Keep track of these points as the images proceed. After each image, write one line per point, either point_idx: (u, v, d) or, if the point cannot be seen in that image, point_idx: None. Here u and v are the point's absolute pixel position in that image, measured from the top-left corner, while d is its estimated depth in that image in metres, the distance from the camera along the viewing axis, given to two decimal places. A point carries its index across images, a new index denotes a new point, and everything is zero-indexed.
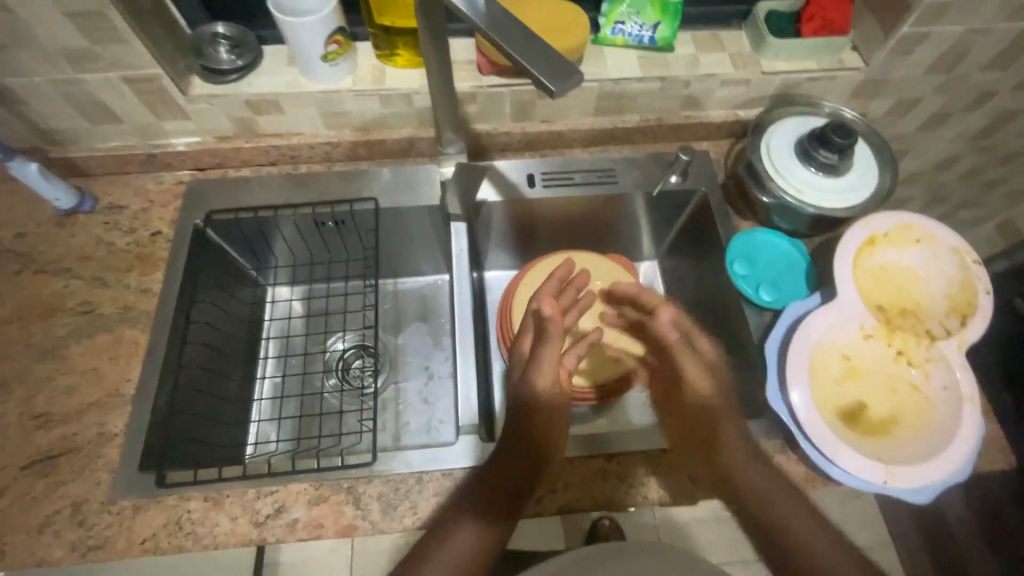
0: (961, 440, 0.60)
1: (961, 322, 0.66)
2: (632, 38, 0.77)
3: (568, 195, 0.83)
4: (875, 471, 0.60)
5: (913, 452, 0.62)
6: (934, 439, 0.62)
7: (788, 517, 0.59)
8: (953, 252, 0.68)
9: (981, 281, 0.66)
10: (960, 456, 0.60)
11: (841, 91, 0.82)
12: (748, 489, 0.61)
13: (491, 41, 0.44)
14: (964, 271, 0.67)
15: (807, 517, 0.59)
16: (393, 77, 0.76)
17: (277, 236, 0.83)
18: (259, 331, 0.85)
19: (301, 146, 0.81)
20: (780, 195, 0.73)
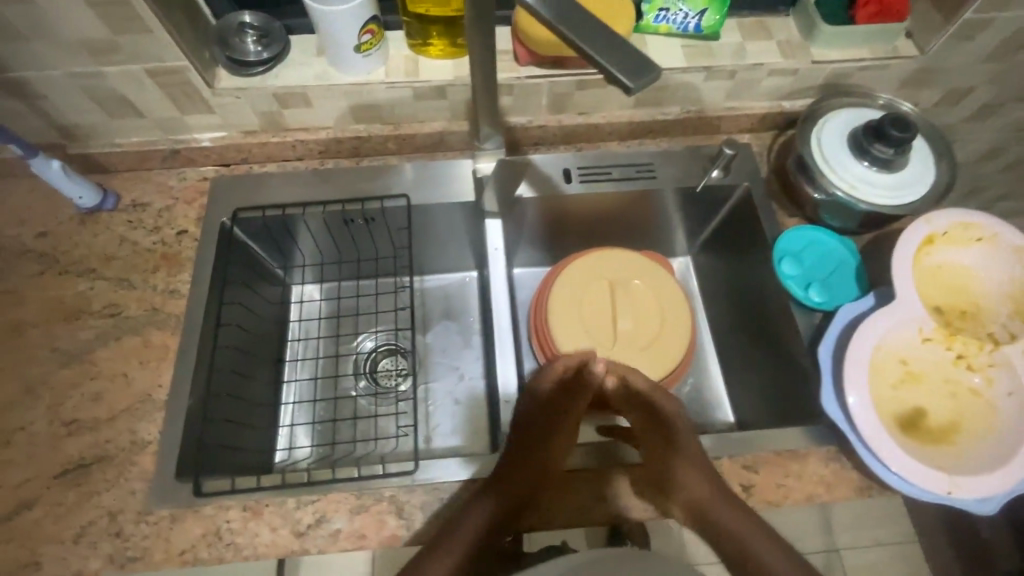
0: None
1: None
2: (676, 27, 0.74)
3: (606, 191, 0.80)
4: (941, 481, 0.57)
5: (975, 460, 0.60)
6: (999, 446, 0.60)
7: (752, 545, 0.55)
8: (1015, 251, 0.66)
9: None
10: None
11: (892, 81, 0.79)
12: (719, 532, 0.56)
13: (558, 32, 0.41)
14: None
15: (772, 549, 0.55)
16: (426, 69, 0.73)
17: (305, 234, 0.80)
18: (287, 332, 0.83)
19: (328, 140, 0.78)
20: (832, 192, 0.70)
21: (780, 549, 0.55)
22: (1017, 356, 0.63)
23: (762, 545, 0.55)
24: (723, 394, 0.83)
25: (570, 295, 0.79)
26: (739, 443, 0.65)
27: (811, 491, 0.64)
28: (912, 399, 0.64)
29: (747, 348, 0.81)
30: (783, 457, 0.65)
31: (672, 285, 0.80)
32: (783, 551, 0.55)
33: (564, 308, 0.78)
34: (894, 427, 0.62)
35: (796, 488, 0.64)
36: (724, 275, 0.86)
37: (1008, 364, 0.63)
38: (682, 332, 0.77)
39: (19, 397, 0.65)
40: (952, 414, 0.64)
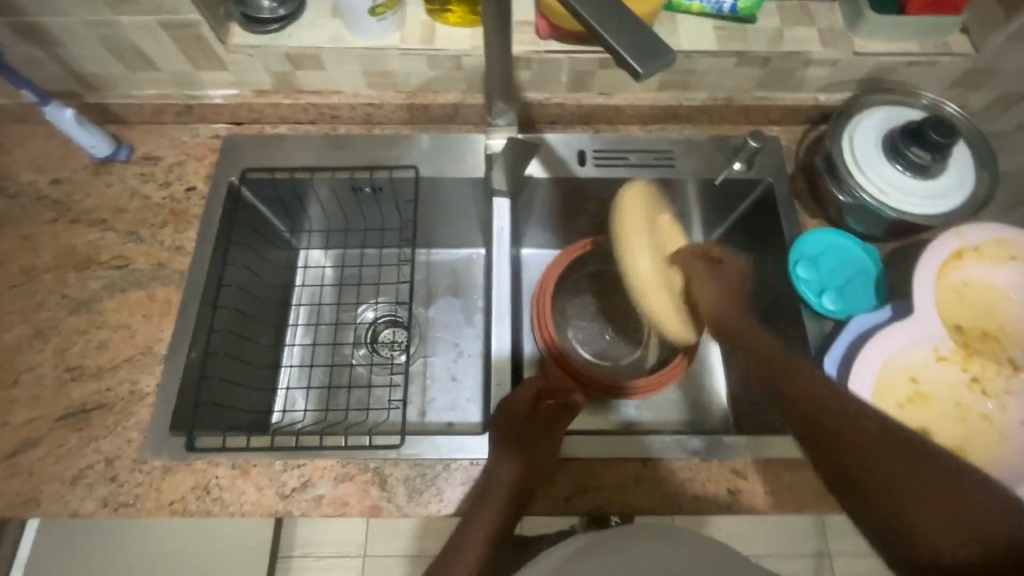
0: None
1: None
2: (710, 6, 0.69)
3: (620, 176, 0.77)
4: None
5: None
6: (1004, 475, 0.58)
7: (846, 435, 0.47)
8: None
9: None
10: None
11: (940, 80, 0.73)
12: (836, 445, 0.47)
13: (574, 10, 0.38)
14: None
15: (850, 442, 0.47)
16: (443, 37, 0.70)
17: (312, 199, 0.80)
18: (290, 297, 0.84)
19: (341, 105, 0.77)
20: (858, 195, 0.66)
21: (854, 445, 0.46)
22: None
23: (842, 438, 0.47)
24: (721, 394, 0.82)
25: (645, 227, 0.62)
26: (730, 447, 0.64)
27: (799, 503, 0.62)
28: (923, 419, 0.61)
29: None
30: (776, 466, 0.63)
31: None
32: (855, 444, 0.46)
33: (641, 243, 0.61)
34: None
35: (785, 498, 0.62)
36: None
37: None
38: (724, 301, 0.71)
39: (28, 339, 0.68)
40: (962, 438, 0.61)
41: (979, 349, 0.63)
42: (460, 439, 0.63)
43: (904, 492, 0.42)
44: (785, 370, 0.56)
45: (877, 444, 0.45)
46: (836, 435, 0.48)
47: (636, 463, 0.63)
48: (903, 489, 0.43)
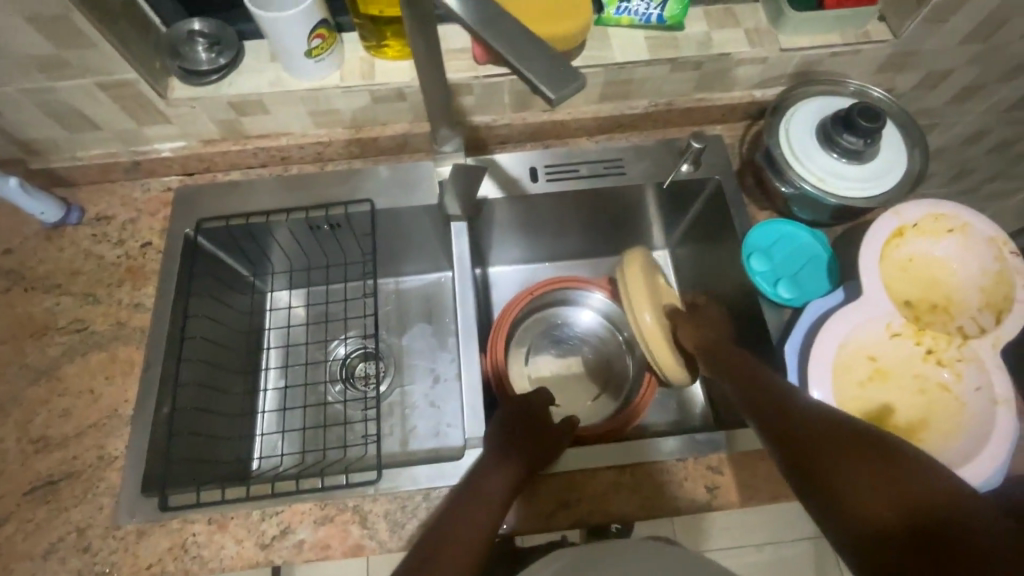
0: (994, 446, 0.56)
1: (997, 319, 0.62)
2: (638, 18, 0.71)
3: (573, 188, 0.79)
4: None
5: (937, 455, 0.59)
6: (964, 443, 0.59)
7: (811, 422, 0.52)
8: (989, 242, 0.64)
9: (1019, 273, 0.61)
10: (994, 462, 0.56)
11: (866, 67, 0.76)
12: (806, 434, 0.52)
13: (490, 46, 0.40)
14: (998, 263, 0.63)
15: (847, 452, 0.48)
16: (383, 71, 0.71)
17: (271, 242, 0.80)
18: (259, 341, 0.84)
19: (290, 146, 0.77)
20: (800, 185, 0.68)
21: (852, 457, 0.48)
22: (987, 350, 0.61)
23: (837, 454, 0.48)
24: (696, 390, 0.83)
25: (646, 284, 0.69)
26: (705, 444, 0.65)
27: (777, 491, 0.63)
28: (879, 396, 0.64)
29: None
30: (751, 458, 0.64)
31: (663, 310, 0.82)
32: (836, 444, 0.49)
33: (644, 299, 0.68)
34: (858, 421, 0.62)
35: (763, 488, 0.63)
36: (700, 270, 0.85)
37: (977, 358, 0.61)
38: None
39: None
40: (916, 408, 0.64)
41: (930, 322, 0.65)
42: (442, 467, 0.63)
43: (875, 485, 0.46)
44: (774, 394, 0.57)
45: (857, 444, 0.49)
46: (836, 451, 0.49)
47: (616, 470, 0.64)
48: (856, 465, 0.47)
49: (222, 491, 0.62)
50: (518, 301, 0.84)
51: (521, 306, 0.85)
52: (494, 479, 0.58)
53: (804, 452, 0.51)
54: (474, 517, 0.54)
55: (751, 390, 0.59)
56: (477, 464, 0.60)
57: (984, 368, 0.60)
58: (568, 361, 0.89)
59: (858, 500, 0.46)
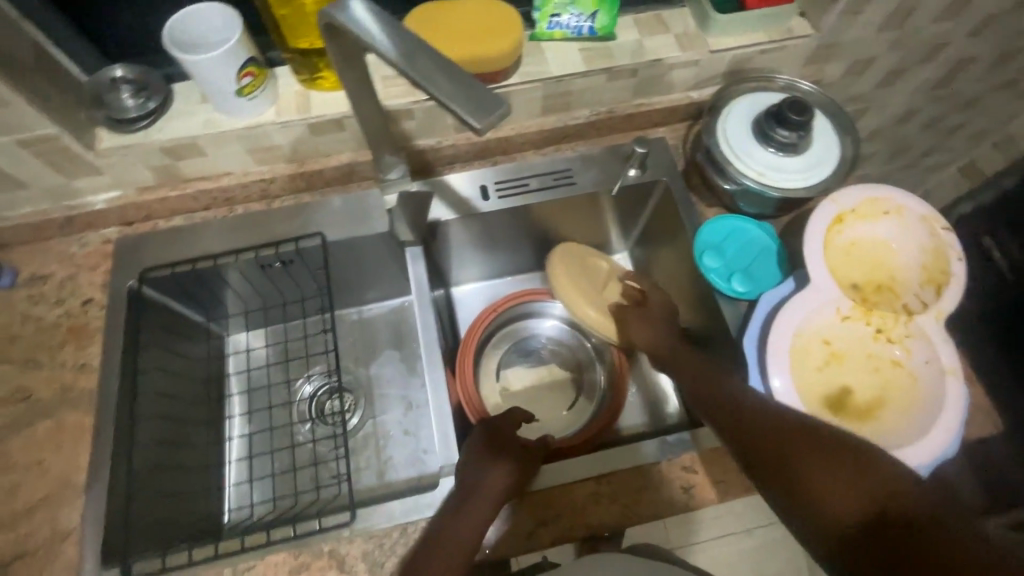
0: (947, 419, 0.59)
1: (937, 293, 0.65)
2: (571, 31, 0.72)
3: (525, 203, 0.79)
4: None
5: (897, 432, 0.61)
6: (920, 416, 0.61)
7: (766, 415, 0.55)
8: (923, 221, 0.67)
9: (953, 248, 0.64)
10: (948, 430, 0.58)
11: (794, 61, 0.79)
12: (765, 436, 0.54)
13: (415, 84, 0.40)
14: (934, 239, 0.66)
15: (812, 455, 0.51)
16: (319, 103, 0.70)
17: (223, 285, 0.78)
18: (221, 389, 0.82)
19: (233, 186, 0.76)
20: (741, 181, 0.70)
21: (819, 458, 0.51)
22: (932, 324, 0.63)
23: (813, 463, 0.51)
24: (668, 390, 0.84)
25: (568, 279, 0.77)
26: (677, 446, 0.65)
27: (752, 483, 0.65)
28: (837, 379, 0.66)
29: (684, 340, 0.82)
30: (722, 453, 0.65)
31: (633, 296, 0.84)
32: (804, 447, 0.52)
33: (569, 291, 0.76)
34: (819, 407, 0.63)
35: (737, 482, 0.64)
36: (659, 270, 0.86)
37: (924, 334, 0.63)
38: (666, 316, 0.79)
39: None
40: (873, 387, 0.65)
41: (878, 302, 0.67)
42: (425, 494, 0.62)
43: (837, 484, 0.49)
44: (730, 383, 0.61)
45: (820, 445, 0.52)
46: (811, 459, 0.51)
47: (596, 479, 0.64)
48: (819, 465, 0.51)
49: (188, 552, 0.60)
50: (482, 319, 0.84)
51: (486, 324, 0.85)
52: (492, 483, 0.59)
53: (778, 464, 0.53)
54: (457, 536, 0.56)
55: (705, 391, 0.62)
56: (472, 466, 0.61)
57: (931, 342, 0.63)
58: (539, 371, 0.88)
59: (834, 504, 0.49)
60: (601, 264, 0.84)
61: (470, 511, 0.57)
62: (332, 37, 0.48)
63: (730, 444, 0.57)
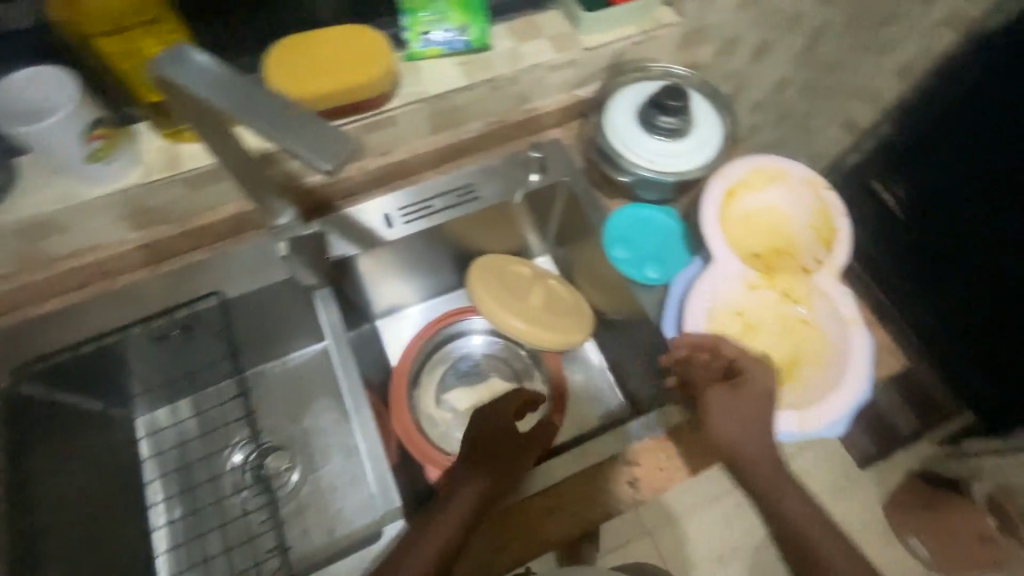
0: (856, 366, 0.64)
1: (829, 249, 0.69)
2: (444, 46, 0.71)
3: (432, 225, 0.78)
4: (791, 420, 0.61)
5: (818, 386, 0.64)
6: (834, 367, 0.65)
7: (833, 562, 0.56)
8: (807, 183, 0.70)
9: (836, 206, 0.69)
10: (859, 377, 0.63)
11: (668, 47, 0.81)
12: None
13: (261, 134, 0.39)
14: (818, 200, 0.70)
15: None
16: (189, 156, 0.65)
17: (120, 366, 0.73)
18: (139, 476, 0.77)
19: (108, 258, 0.69)
20: (635, 171, 0.72)
21: None
22: (826, 280, 0.68)
23: None
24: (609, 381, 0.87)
25: (486, 285, 0.78)
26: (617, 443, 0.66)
27: (695, 464, 0.66)
28: (757, 346, 0.68)
29: (614, 332, 0.84)
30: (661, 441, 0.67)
31: (564, 297, 0.83)
32: None
33: (486, 296, 0.76)
34: (746, 379, 0.64)
35: (679, 466, 0.66)
36: (579, 268, 0.87)
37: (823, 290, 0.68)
38: (585, 320, 0.80)
39: None
40: (791, 347, 0.68)
41: (779, 267, 0.70)
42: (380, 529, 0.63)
43: None
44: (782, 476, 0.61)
45: None
46: None
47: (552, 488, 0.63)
48: None
49: None
50: (410, 349, 0.84)
51: (413, 356, 0.84)
52: (463, 499, 0.58)
53: None
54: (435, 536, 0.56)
55: (759, 469, 0.60)
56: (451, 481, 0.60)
57: (829, 297, 0.68)
58: (480, 390, 0.86)
59: None
60: (523, 271, 0.84)
61: (456, 504, 0.58)
62: (173, 98, 0.45)
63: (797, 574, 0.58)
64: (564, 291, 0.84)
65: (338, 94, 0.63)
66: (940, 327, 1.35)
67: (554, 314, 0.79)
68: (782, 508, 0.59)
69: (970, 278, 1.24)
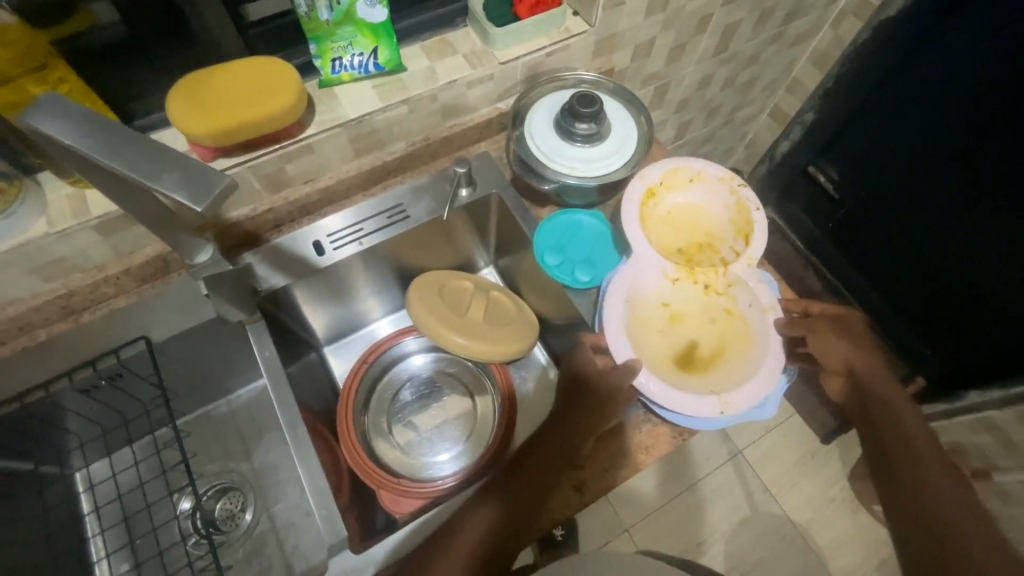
0: (775, 349, 0.66)
1: (746, 241, 0.71)
2: (356, 71, 0.71)
3: (363, 248, 0.78)
4: (713, 406, 0.63)
5: (741, 372, 0.66)
6: (756, 353, 0.67)
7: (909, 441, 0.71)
8: (721, 180, 0.74)
9: (751, 200, 0.72)
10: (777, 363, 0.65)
11: (583, 55, 0.83)
12: (893, 448, 0.72)
13: (127, 177, 0.39)
14: (734, 196, 0.73)
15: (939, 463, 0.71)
16: (97, 202, 0.63)
17: (48, 424, 0.70)
18: (82, 532, 0.75)
19: (23, 314, 0.66)
20: (558, 178, 0.73)
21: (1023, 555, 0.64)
22: (744, 270, 0.70)
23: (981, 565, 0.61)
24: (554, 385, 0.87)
25: (427, 306, 0.77)
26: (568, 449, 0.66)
27: (636, 461, 0.68)
28: (682, 338, 0.70)
29: (558, 337, 0.86)
30: (605, 441, 0.69)
31: (505, 307, 0.84)
32: (927, 455, 0.71)
33: (430, 317, 0.75)
34: (669, 370, 0.66)
35: (622, 463, 0.68)
36: (521, 276, 0.89)
37: (742, 280, 0.70)
38: (527, 327, 0.81)
39: None
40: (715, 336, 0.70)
41: (700, 260, 0.72)
42: (362, 553, 0.65)
43: (937, 466, 0.70)
44: (893, 392, 0.74)
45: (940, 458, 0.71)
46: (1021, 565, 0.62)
47: None
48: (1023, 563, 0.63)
49: None
50: (354, 376, 0.83)
51: (361, 380, 0.84)
52: (476, 521, 0.63)
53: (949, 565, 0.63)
54: (462, 543, 0.62)
55: (873, 384, 0.74)
56: (467, 505, 0.66)
57: (748, 286, 0.70)
58: (433, 406, 0.86)
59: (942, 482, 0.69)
60: (466, 286, 0.84)
61: (476, 518, 0.63)
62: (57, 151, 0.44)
63: (869, 440, 0.74)
64: (509, 302, 0.84)
65: (239, 129, 0.62)
66: (880, 300, 1.41)
67: (498, 325, 0.79)
68: (880, 397, 0.74)
69: (900, 253, 1.30)
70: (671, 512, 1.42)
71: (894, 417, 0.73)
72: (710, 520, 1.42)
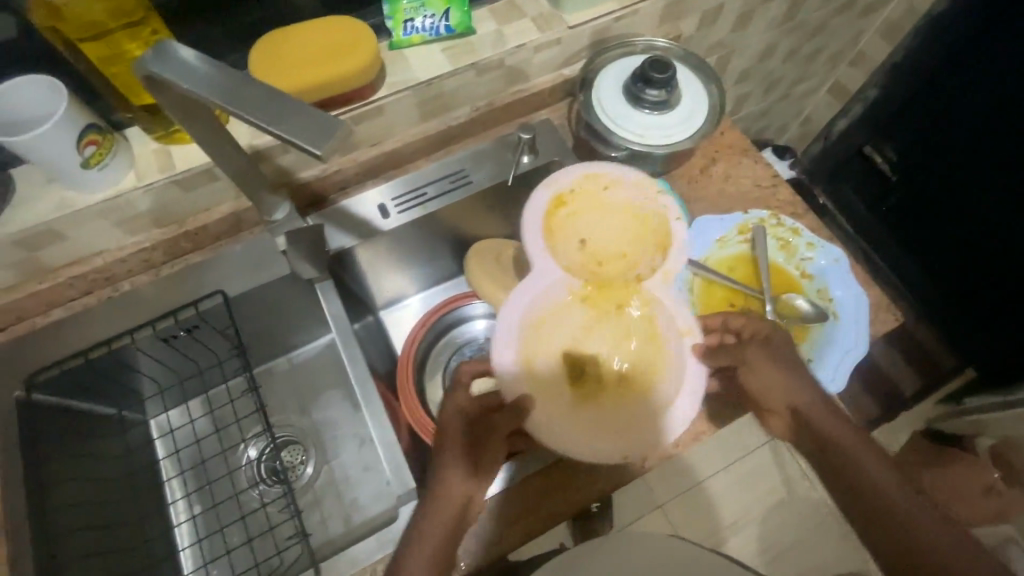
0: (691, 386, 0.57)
1: (664, 256, 0.62)
2: (427, 33, 0.71)
3: (425, 212, 0.79)
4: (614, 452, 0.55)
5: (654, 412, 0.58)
6: (670, 386, 0.58)
7: (878, 489, 0.58)
8: (639, 186, 0.65)
9: (671, 209, 0.64)
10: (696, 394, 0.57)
11: (651, 21, 0.81)
12: (863, 495, 0.59)
13: (257, 126, 0.40)
14: (655, 203, 0.64)
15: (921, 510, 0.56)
16: (181, 158, 0.66)
17: (130, 370, 0.73)
18: (158, 475, 0.78)
19: (110, 265, 0.70)
20: (625, 146, 0.73)
21: None
22: (660, 290, 0.61)
23: None
24: None
25: (485, 272, 0.78)
26: None
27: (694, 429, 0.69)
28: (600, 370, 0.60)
29: None
30: None
31: None
32: (904, 499, 0.57)
33: (489, 282, 0.77)
34: (576, 407, 0.57)
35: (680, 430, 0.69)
36: None
37: (657, 302, 0.61)
38: None
39: None
40: (633, 365, 0.60)
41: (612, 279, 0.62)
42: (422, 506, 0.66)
43: (920, 515, 0.56)
44: (849, 434, 0.62)
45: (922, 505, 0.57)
46: None
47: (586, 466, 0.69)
48: None
49: None
50: (420, 330, 0.83)
51: (423, 337, 0.84)
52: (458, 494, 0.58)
53: None
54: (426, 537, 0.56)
55: (822, 427, 0.63)
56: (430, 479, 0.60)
57: (665, 306, 0.61)
58: None
59: (926, 534, 0.55)
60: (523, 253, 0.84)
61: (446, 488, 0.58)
62: (172, 98, 0.45)
63: (837, 491, 0.61)
64: None
65: (317, 89, 0.63)
66: (932, 287, 1.37)
67: None
68: (833, 439, 0.62)
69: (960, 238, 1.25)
70: (705, 493, 1.42)
71: (852, 463, 0.60)
72: (743, 503, 1.41)
